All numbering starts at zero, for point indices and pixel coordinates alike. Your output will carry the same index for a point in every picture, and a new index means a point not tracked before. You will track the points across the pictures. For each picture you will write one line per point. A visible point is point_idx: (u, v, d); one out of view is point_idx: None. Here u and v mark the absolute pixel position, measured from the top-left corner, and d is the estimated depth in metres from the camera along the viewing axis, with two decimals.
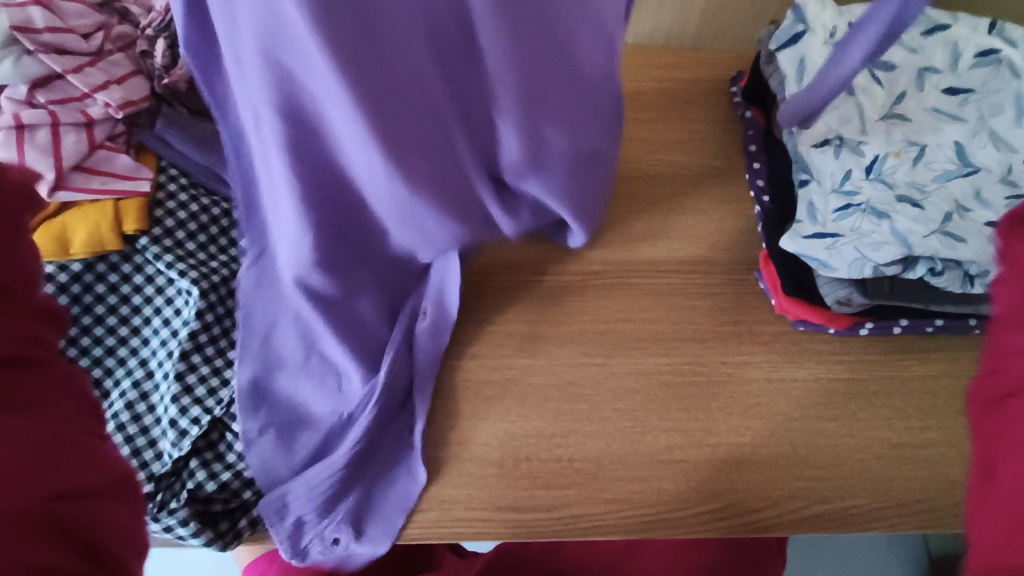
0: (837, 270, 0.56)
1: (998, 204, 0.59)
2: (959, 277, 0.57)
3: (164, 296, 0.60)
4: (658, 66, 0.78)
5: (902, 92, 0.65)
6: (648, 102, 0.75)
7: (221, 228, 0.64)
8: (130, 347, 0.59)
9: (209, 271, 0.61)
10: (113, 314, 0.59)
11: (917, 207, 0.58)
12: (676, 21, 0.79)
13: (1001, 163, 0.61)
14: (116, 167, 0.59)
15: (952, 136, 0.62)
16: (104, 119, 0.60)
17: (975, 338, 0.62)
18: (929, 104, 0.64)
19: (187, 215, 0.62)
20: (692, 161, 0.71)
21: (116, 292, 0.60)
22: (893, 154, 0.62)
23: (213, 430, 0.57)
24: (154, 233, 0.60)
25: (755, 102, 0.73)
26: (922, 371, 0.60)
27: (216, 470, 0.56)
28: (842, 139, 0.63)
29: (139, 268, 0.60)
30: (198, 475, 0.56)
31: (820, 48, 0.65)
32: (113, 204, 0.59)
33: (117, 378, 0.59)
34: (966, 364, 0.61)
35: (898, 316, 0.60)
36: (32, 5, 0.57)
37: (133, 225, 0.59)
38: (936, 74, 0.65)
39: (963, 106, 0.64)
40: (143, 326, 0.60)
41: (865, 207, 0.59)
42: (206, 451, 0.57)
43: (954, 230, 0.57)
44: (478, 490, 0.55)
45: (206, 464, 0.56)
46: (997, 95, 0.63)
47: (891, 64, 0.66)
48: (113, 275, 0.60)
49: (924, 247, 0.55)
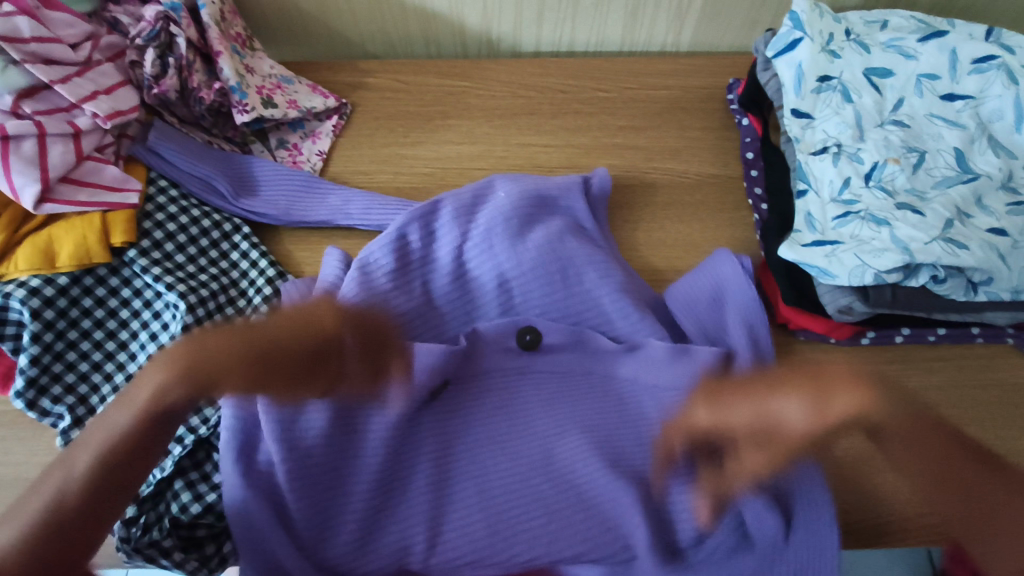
0: (838, 277, 0.55)
1: (998, 210, 0.58)
2: (962, 285, 0.55)
3: (152, 310, 0.59)
4: (654, 74, 0.78)
5: (901, 98, 0.64)
6: (644, 111, 0.75)
7: (211, 240, 0.63)
8: (116, 362, 0.58)
9: (198, 284, 0.60)
10: (99, 328, 0.58)
11: (916, 213, 0.57)
12: (670, 31, 0.79)
13: (1002, 169, 0.60)
14: (104, 177, 0.59)
15: (952, 142, 0.62)
16: (93, 130, 0.59)
17: (980, 346, 0.62)
18: (927, 110, 0.64)
19: (176, 227, 0.62)
20: (688, 170, 0.71)
21: (103, 306, 0.58)
22: (892, 161, 0.61)
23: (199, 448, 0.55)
24: (142, 245, 0.59)
25: (752, 109, 0.72)
26: (925, 381, 0.60)
27: (202, 491, 0.54)
28: (841, 145, 0.63)
29: (128, 281, 0.59)
30: (183, 497, 0.53)
31: (815, 53, 0.65)
32: (101, 216, 0.58)
33: (104, 395, 0.57)
34: (969, 375, 0.60)
35: (898, 325, 0.60)
36: (19, 15, 0.56)
37: (120, 237, 0.58)
38: (934, 79, 0.65)
39: (962, 112, 0.63)
40: (130, 341, 0.58)
41: (864, 214, 0.58)
42: (192, 471, 0.55)
43: (956, 236, 0.56)
44: None
45: (190, 485, 0.54)
46: (997, 101, 0.63)
47: (889, 70, 0.65)
48: (101, 289, 0.58)
49: (926, 254, 0.54)
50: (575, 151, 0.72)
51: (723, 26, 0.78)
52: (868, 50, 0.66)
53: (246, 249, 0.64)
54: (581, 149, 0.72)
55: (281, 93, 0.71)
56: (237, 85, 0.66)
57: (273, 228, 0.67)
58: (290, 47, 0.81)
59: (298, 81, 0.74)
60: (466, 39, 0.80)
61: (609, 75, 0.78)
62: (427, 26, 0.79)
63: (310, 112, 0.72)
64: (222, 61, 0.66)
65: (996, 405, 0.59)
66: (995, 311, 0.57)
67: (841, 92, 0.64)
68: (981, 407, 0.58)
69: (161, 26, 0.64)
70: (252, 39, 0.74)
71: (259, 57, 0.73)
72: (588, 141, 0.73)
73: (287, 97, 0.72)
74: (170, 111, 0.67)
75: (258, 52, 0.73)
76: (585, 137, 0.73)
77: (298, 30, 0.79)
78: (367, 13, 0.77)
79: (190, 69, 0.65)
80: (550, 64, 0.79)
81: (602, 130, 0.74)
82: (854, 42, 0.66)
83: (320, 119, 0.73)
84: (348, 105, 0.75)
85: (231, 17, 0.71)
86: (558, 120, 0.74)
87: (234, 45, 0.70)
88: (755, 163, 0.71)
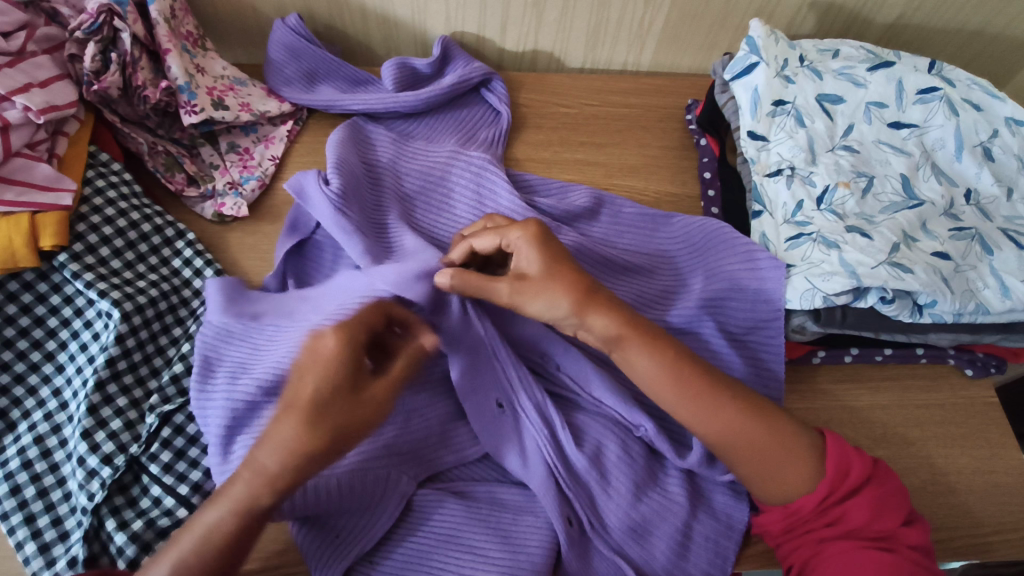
0: (791, 301, 0.58)
1: (942, 235, 0.60)
2: (908, 306, 0.56)
3: (83, 318, 0.56)
4: (616, 91, 0.79)
5: (850, 125, 0.66)
6: (608, 127, 0.76)
7: (151, 245, 0.60)
8: (42, 375, 0.55)
9: (134, 292, 0.57)
10: (24, 337, 0.55)
11: (864, 237, 0.58)
12: (632, 49, 0.79)
13: (943, 196, 0.63)
14: (34, 175, 0.55)
15: (898, 168, 0.64)
16: (23, 124, 0.56)
17: (923, 366, 0.64)
18: (875, 137, 0.66)
19: (113, 230, 0.59)
20: (648, 188, 0.72)
21: (29, 313, 0.55)
22: (842, 185, 0.62)
23: (127, 471, 0.52)
24: (74, 249, 0.56)
25: (709, 130, 0.74)
26: (872, 400, 0.62)
27: (127, 518, 0.50)
28: (794, 168, 0.64)
29: (56, 287, 0.56)
30: (108, 524, 0.49)
31: (771, 77, 0.66)
32: (30, 218, 0.54)
33: (26, 410, 0.54)
34: (911, 394, 0.62)
35: (848, 345, 0.62)
36: None
37: (50, 240, 0.54)
38: (882, 108, 0.67)
39: (908, 140, 0.66)
40: (58, 352, 0.55)
41: (816, 236, 0.59)
42: (118, 496, 0.51)
43: (902, 260, 0.57)
44: (421, 527, 0.52)
45: (115, 512, 0.49)
46: (940, 130, 0.66)
47: (840, 97, 0.67)
48: (27, 295, 0.55)
49: (873, 278, 0.55)
50: (537, 165, 0.73)
51: (683, 48, 0.79)
52: (821, 77, 0.68)
53: (190, 257, 0.61)
54: (541, 163, 0.73)
55: (234, 95, 0.69)
56: (186, 85, 0.64)
57: (220, 233, 0.65)
58: (245, 49, 0.79)
59: (252, 84, 0.72)
60: (427, 45, 0.79)
61: (573, 91, 0.78)
62: (388, 35, 0.78)
63: (264, 116, 0.70)
64: (169, 59, 0.63)
65: (938, 424, 0.61)
66: (937, 332, 0.58)
67: (795, 116, 0.66)
68: (924, 425, 0.61)
69: (105, 20, 0.60)
70: (205, 39, 0.71)
71: (211, 57, 0.70)
72: (550, 155, 0.73)
73: (240, 100, 0.69)
74: (113, 109, 0.64)
75: (210, 52, 0.70)
76: (546, 152, 0.74)
77: (254, 32, 0.76)
78: (326, 19, 0.75)
79: (134, 65, 0.62)
80: (515, 79, 0.78)
81: (562, 146, 0.74)
82: (808, 68, 0.68)
83: (275, 122, 0.71)
84: (305, 109, 0.73)
85: (183, 15, 0.68)
86: (519, 134, 0.75)
87: (184, 44, 0.67)
88: (711, 183, 0.72)
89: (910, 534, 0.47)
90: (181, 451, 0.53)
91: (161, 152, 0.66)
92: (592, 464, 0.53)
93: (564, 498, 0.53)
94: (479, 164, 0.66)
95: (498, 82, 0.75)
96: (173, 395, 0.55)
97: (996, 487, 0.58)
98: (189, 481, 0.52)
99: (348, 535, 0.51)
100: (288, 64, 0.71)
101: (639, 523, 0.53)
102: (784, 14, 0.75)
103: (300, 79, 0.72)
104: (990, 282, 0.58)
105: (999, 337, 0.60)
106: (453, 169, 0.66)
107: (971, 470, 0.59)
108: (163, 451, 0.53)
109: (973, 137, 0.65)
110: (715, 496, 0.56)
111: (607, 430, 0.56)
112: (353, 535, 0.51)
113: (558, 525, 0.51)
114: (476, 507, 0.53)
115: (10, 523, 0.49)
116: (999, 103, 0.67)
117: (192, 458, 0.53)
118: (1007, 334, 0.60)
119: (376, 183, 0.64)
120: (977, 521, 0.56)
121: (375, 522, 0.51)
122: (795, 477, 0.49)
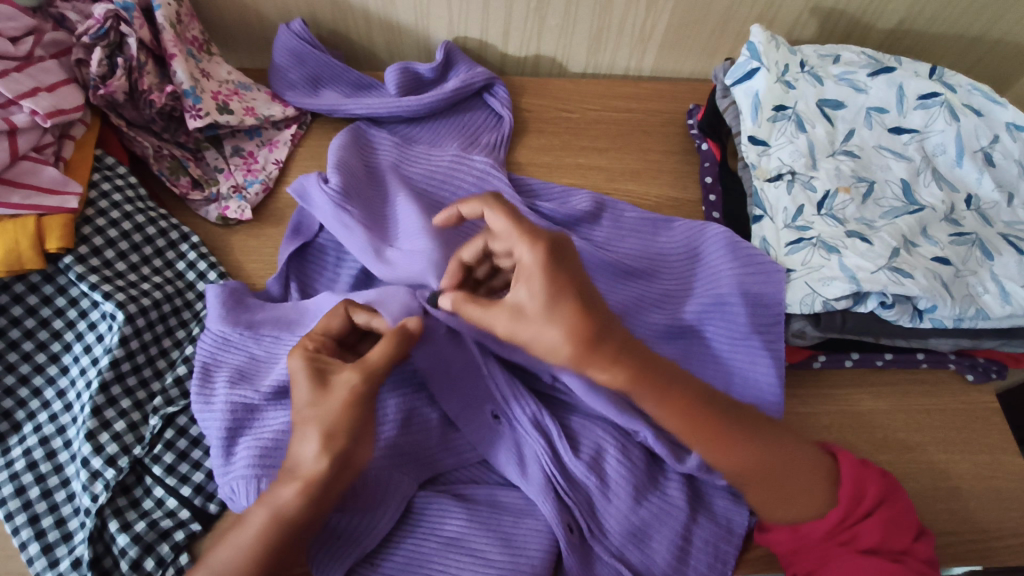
0: (791, 305, 0.58)
1: (942, 240, 0.60)
2: (909, 311, 0.57)
3: (87, 320, 0.56)
4: (618, 96, 0.79)
5: (851, 130, 0.67)
6: (610, 132, 0.76)
7: (156, 248, 0.61)
8: (47, 377, 0.55)
9: (138, 294, 0.57)
10: (29, 339, 0.55)
11: (864, 242, 0.59)
12: (634, 54, 0.80)
13: (944, 202, 0.63)
14: (41, 178, 0.56)
15: (899, 173, 0.64)
16: (31, 128, 0.56)
17: (924, 371, 0.64)
18: (876, 142, 0.66)
19: (118, 233, 0.59)
20: (649, 192, 0.72)
21: (35, 315, 0.56)
22: (842, 190, 0.63)
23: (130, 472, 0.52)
24: (79, 252, 0.57)
25: (711, 134, 0.74)
26: (873, 405, 0.62)
27: (130, 519, 0.50)
28: (794, 173, 0.64)
29: (61, 290, 0.57)
30: (110, 525, 0.49)
31: (772, 82, 0.67)
32: (36, 221, 0.55)
33: (30, 411, 0.54)
34: (912, 399, 0.62)
35: (848, 349, 0.62)
36: None
37: (56, 242, 0.55)
38: (882, 113, 0.67)
39: (908, 145, 0.66)
40: (63, 354, 0.56)
41: (816, 241, 0.60)
42: (121, 497, 0.51)
43: (902, 265, 0.57)
44: (422, 529, 0.52)
45: (118, 512, 0.50)
46: (940, 136, 0.66)
47: (840, 102, 0.67)
48: (33, 297, 0.56)
49: (873, 282, 0.56)
50: (539, 169, 0.73)
51: (684, 53, 0.80)
52: (822, 82, 0.68)
53: (194, 260, 0.62)
54: (543, 168, 0.73)
55: (238, 100, 0.69)
56: (191, 89, 0.64)
57: (224, 236, 0.66)
58: (249, 53, 0.79)
59: (256, 88, 0.72)
60: (430, 50, 0.80)
61: (575, 95, 0.79)
62: (391, 40, 0.78)
63: (268, 120, 0.70)
64: (175, 64, 0.64)
65: (939, 429, 0.61)
66: (937, 337, 0.59)
67: (796, 121, 0.66)
68: (925, 430, 0.61)
69: (111, 25, 0.61)
70: (210, 44, 0.72)
71: (216, 62, 0.71)
72: (552, 160, 0.74)
73: (244, 104, 0.70)
74: (119, 113, 0.64)
75: (215, 57, 0.71)
76: (548, 156, 0.74)
77: (258, 36, 0.77)
78: (329, 24, 0.76)
79: (140, 70, 0.63)
80: (517, 83, 0.79)
81: (564, 150, 0.75)
82: (809, 73, 0.68)
83: (279, 126, 0.72)
84: (308, 113, 0.74)
85: (189, 20, 0.69)
86: (521, 138, 0.75)
87: (190, 49, 0.68)
88: (713, 187, 0.72)
89: (921, 549, 0.48)
90: (184, 453, 0.53)
91: (166, 155, 0.67)
92: (587, 468, 0.54)
93: (562, 502, 0.53)
94: (481, 168, 0.67)
95: (500, 86, 0.75)
96: (176, 396, 0.55)
97: (998, 493, 0.58)
98: (191, 482, 0.52)
99: (349, 537, 0.51)
100: (292, 68, 0.72)
101: (639, 528, 0.53)
102: (785, 20, 0.75)
103: (303, 83, 0.73)
104: (991, 288, 0.58)
105: (1000, 343, 0.60)
106: (456, 171, 0.67)
107: (972, 476, 0.59)
108: (166, 452, 0.53)
109: (974, 142, 0.65)
110: (715, 500, 0.56)
111: (605, 433, 0.56)
112: (353, 537, 0.51)
113: (557, 529, 0.52)
114: (477, 510, 0.53)
115: (15, 523, 0.50)
116: (999, 108, 0.67)
117: (194, 459, 0.53)
118: (1008, 339, 0.60)
119: (378, 184, 0.65)
120: (978, 527, 0.56)
121: (376, 524, 0.51)
122: (810, 491, 0.49)
